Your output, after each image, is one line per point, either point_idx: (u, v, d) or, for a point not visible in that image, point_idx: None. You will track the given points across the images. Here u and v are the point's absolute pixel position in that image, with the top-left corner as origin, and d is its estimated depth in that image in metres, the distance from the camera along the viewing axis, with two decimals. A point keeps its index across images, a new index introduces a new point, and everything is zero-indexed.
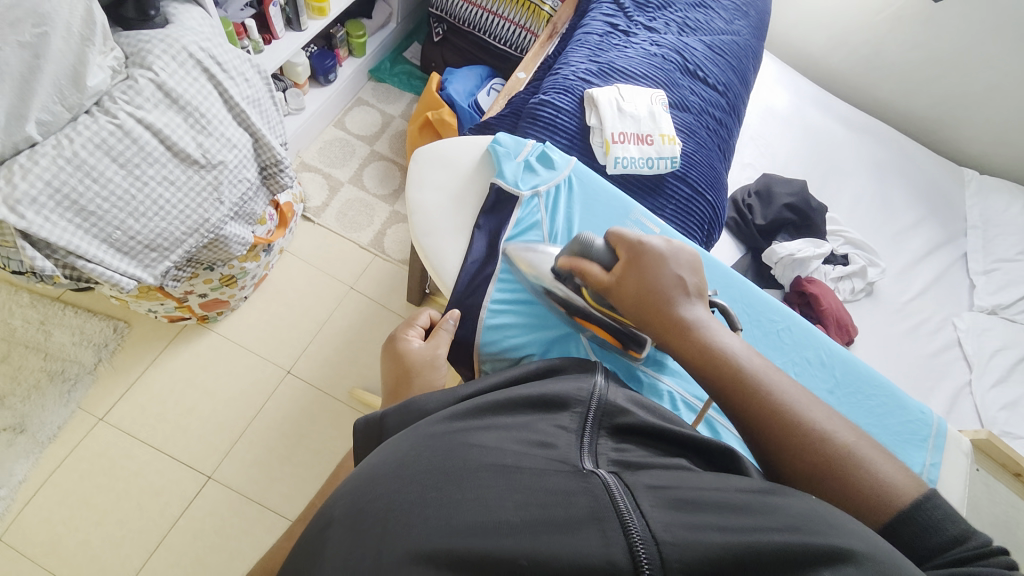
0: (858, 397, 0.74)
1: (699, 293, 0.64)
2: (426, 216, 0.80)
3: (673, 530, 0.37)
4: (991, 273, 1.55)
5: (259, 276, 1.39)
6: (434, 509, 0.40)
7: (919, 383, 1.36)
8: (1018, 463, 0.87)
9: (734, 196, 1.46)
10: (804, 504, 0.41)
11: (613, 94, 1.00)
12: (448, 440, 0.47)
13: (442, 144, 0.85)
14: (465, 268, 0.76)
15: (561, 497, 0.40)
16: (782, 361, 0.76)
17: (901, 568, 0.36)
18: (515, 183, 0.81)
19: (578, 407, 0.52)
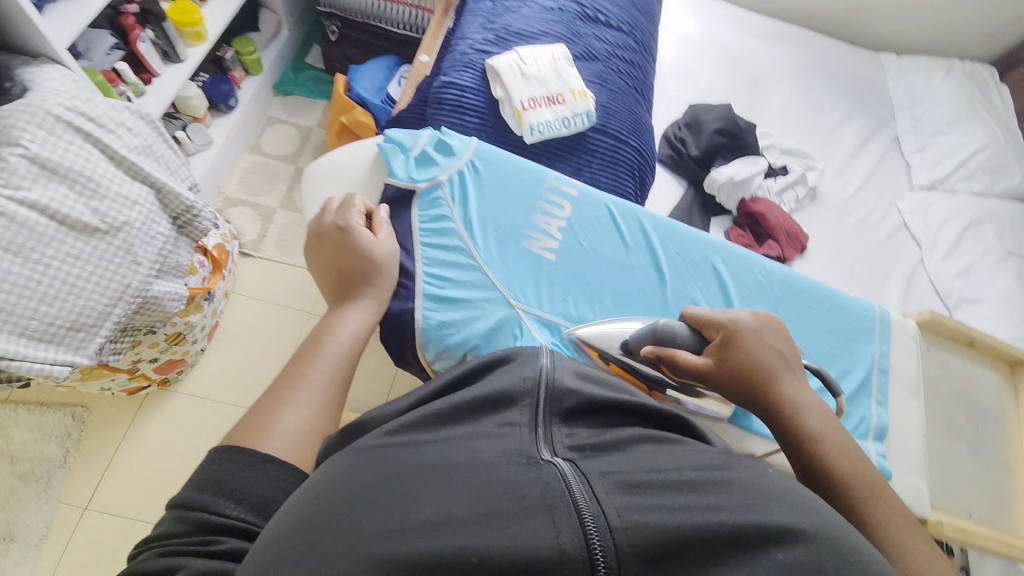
0: (801, 308, 0.76)
1: (792, 365, 0.64)
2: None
3: (623, 515, 0.34)
4: (926, 149, 1.59)
5: (210, 326, 1.34)
6: (379, 513, 0.36)
7: (875, 271, 1.41)
8: (966, 333, 0.83)
9: (665, 132, 1.44)
10: (757, 479, 0.40)
11: (513, 59, 0.96)
12: (399, 447, 0.44)
13: (331, 156, 0.81)
14: None
15: (510, 485, 0.37)
16: (721, 294, 0.76)
17: (842, 543, 0.36)
18: (409, 178, 0.77)
19: (525, 399, 0.48)
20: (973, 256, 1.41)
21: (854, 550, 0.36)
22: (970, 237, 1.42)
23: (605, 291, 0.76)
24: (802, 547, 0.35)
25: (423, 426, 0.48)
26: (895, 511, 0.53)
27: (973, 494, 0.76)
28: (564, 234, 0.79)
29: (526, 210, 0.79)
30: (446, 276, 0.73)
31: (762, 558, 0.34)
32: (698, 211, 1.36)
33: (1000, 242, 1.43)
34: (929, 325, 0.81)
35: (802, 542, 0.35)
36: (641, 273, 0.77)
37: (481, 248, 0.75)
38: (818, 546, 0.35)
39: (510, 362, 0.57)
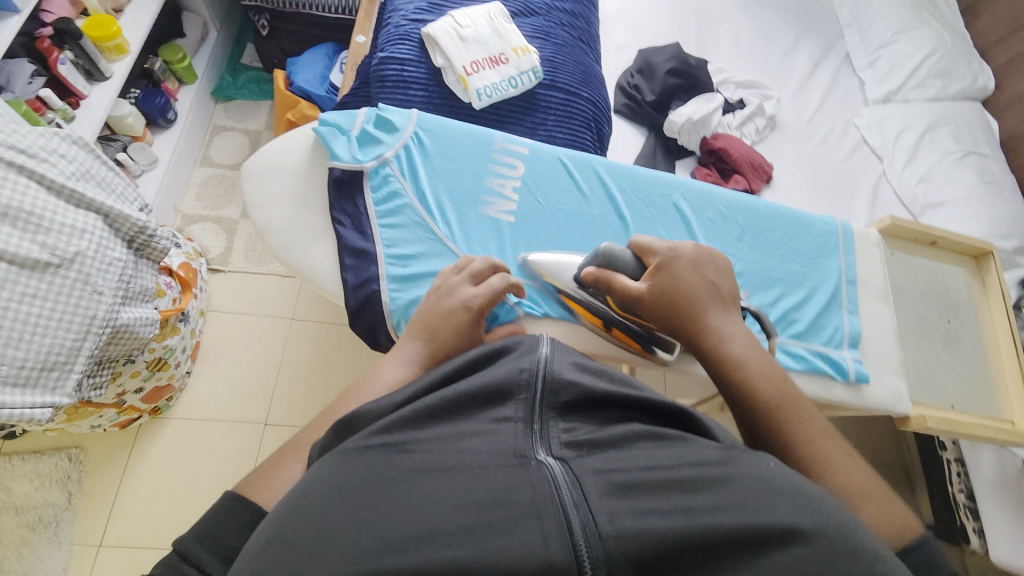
0: (764, 234, 0.77)
1: (726, 298, 0.66)
2: (280, 230, 0.73)
3: (617, 521, 0.33)
4: (876, 62, 1.59)
5: (191, 347, 1.32)
6: (366, 526, 0.33)
7: (841, 191, 1.43)
8: (927, 234, 0.83)
9: (618, 82, 1.41)
10: (761, 472, 0.38)
11: (449, 24, 0.92)
12: (384, 448, 0.39)
13: (269, 147, 0.77)
14: (343, 271, 0.71)
15: (503, 494, 0.34)
16: (685, 231, 0.77)
17: (850, 538, 0.34)
18: (354, 159, 0.75)
19: (522, 394, 0.42)
20: (932, 160, 1.41)
21: (862, 543, 0.34)
22: (930, 143, 1.44)
23: (572, 245, 0.76)
24: (805, 547, 0.33)
25: (414, 422, 0.42)
26: (820, 429, 0.54)
27: (957, 389, 0.77)
28: (520, 194, 0.78)
29: (479, 175, 0.77)
30: (408, 254, 0.71)
31: (758, 559, 0.33)
32: (662, 157, 1.36)
33: (956, 142, 1.43)
34: (891, 231, 0.83)
35: (804, 543, 0.33)
36: (603, 222, 0.77)
37: (441, 221, 0.74)
38: (821, 543, 0.33)
39: (507, 351, 0.49)
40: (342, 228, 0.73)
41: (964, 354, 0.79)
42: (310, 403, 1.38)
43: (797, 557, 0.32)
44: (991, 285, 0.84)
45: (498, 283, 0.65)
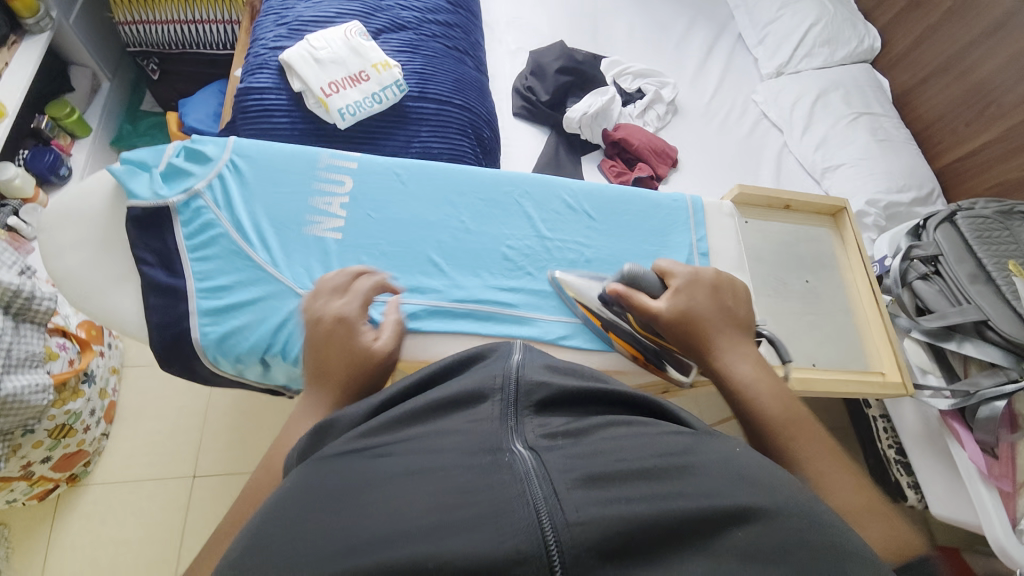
0: (607, 217, 0.84)
1: (741, 321, 0.66)
2: (79, 280, 0.68)
3: (582, 509, 0.29)
4: (766, 38, 1.64)
5: (103, 409, 1.24)
6: (330, 530, 0.30)
7: (746, 166, 1.46)
8: (777, 198, 0.93)
9: (514, 86, 1.41)
10: (725, 459, 0.36)
11: (303, 49, 0.92)
12: (359, 452, 0.37)
13: (61, 194, 0.71)
14: (149, 315, 0.67)
15: (474, 486, 0.31)
16: (532, 224, 0.82)
17: (815, 509, 0.33)
18: (155, 195, 0.71)
19: (496, 394, 0.39)
20: (827, 126, 1.45)
21: (829, 517, 0.33)
22: (824, 109, 1.48)
23: (407, 252, 0.77)
24: (766, 525, 0.31)
25: (397, 426, 0.39)
26: (826, 450, 0.51)
27: (816, 345, 0.86)
28: (348, 209, 0.77)
29: (303, 196, 0.76)
30: (222, 285, 0.69)
31: (722, 538, 0.30)
32: (564, 153, 1.35)
33: (848, 106, 1.48)
34: (742, 200, 0.92)
35: (764, 519, 0.31)
36: (441, 227, 0.79)
37: (261, 248, 0.71)
38: (783, 519, 0.31)
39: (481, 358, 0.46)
40: (147, 268, 0.69)
41: (820, 309, 0.88)
42: (241, 449, 1.32)
43: (758, 532, 0.30)
44: (848, 239, 0.94)
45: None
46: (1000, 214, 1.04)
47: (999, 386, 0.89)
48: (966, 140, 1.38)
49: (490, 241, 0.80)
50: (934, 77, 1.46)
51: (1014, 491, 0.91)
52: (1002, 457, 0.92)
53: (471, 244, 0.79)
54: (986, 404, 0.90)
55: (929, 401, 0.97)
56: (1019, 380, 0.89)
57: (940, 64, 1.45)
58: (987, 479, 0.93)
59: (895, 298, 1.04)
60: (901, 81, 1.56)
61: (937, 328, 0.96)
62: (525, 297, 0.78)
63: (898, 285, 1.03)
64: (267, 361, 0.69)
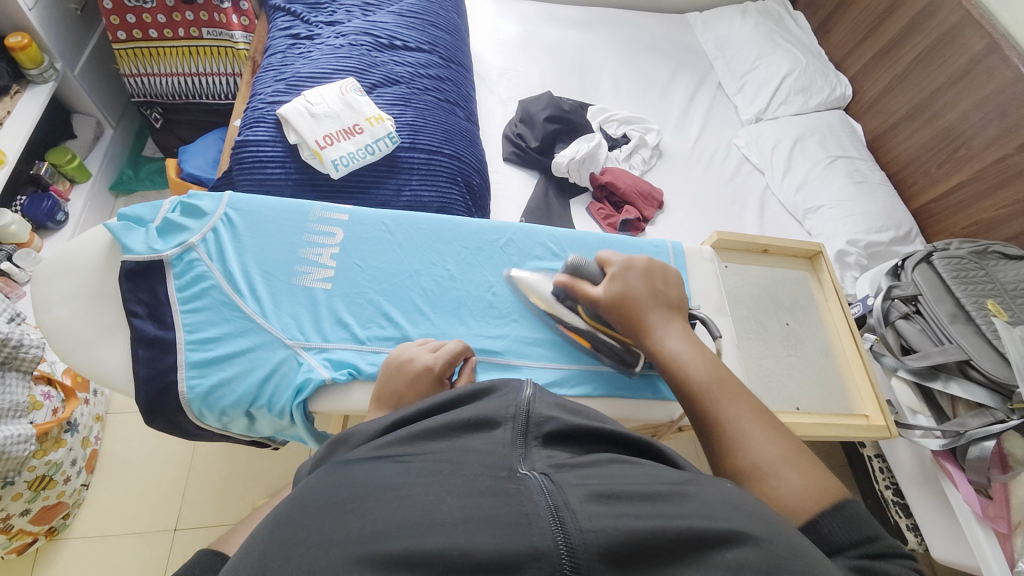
0: None
1: (674, 304, 0.70)
2: (65, 334, 0.69)
3: (594, 518, 0.31)
4: (743, 87, 1.73)
5: (84, 457, 1.22)
6: (351, 525, 0.31)
7: (731, 207, 1.51)
8: (755, 242, 0.97)
9: (505, 133, 1.48)
10: (720, 491, 0.38)
11: (300, 104, 0.97)
12: (377, 460, 0.38)
13: (55, 249, 0.72)
14: (135, 370, 0.67)
15: (493, 493, 0.33)
16: (516, 270, 0.85)
17: (798, 539, 0.35)
18: (150, 249, 0.72)
19: (508, 422, 0.41)
20: (805, 169, 1.51)
21: (811, 549, 0.35)
22: (801, 153, 1.55)
23: (391, 298, 0.78)
24: (758, 551, 0.33)
25: (408, 441, 0.40)
26: (749, 408, 0.57)
27: (800, 390, 0.87)
28: (338, 259, 0.79)
29: (294, 247, 0.78)
30: (211, 337, 0.70)
31: (716, 557, 0.32)
32: (554, 196, 1.40)
33: (824, 149, 1.54)
34: (722, 244, 0.96)
35: (755, 544, 0.33)
36: (426, 275, 0.81)
37: (251, 299, 0.73)
38: (772, 545, 0.33)
39: (490, 389, 0.48)
40: (136, 320, 0.69)
41: (803, 352, 0.91)
42: (227, 497, 1.29)
43: (750, 556, 0.32)
44: (825, 281, 0.97)
45: (453, 346, 0.67)
46: (975, 254, 1.08)
47: (987, 426, 0.89)
48: (938, 182, 1.44)
49: (476, 288, 0.82)
50: (904, 123, 1.54)
51: (1010, 532, 0.89)
52: (996, 498, 0.90)
53: (457, 291, 0.81)
54: (975, 444, 0.90)
55: (920, 441, 0.97)
56: (1007, 420, 0.89)
57: (908, 110, 1.53)
58: (984, 522, 0.92)
59: (879, 338, 1.05)
60: (874, 126, 1.64)
61: (922, 368, 0.97)
62: (509, 344, 0.78)
63: (881, 325, 1.04)
64: (252, 414, 0.69)
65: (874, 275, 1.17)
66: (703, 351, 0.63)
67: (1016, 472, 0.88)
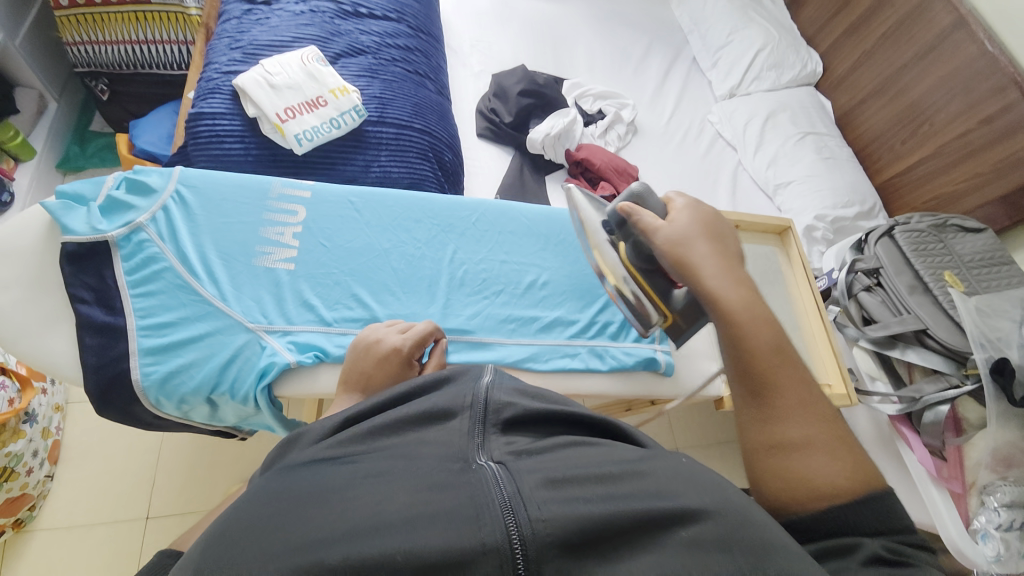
0: (564, 239, 0.87)
1: (734, 254, 0.61)
2: (5, 321, 0.64)
3: (545, 506, 0.31)
4: (718, 62, 1.73)
5: (45, 449, 1.16)
6: (292, 534, 0.31)
7: (705, 183, 1.52)
8: (726, 217, 0.98)
9: (478, 107, 1.44)
10: (672, 465, 0.38)
11: (257, 74, 0.91)
12: (324, 463, 0.37)
13: None
14: (83, 358, 0.64)
15: (445, 488, 0.33)
16: (489, 249, 0.84)
17: (751, 509, 0.36)
18: (92, 229, 0.68)
19: (465, 411, 0.41)
20: (777, 145, 1.53)
21: (760, 514, 0.35)
22: (773, 129, 1.56)
23: (361, 279, 0.76)
24: (710, 525, 0.33)
25: (366, 437, 0.40)
26: (801, 378, 0.50)
27: None
28: (301, 238, 0.76)
29: (253, 226, 0.74)
30: (167, 321, 0.66)
31: (667, 534, 0.32)
32: (528, 173, 1.37)
33: (795, 125, 1.56)
34: None
35: (709, 519, 0.33)
36: (395, 253, 0.79)
37: (209, 282, 0.69)
38: (723, 517, 0.33)
39: (452, 378, 0.48)
40: (83, 306, 0.65)
41: None
42: (200, 484, 1.26)
43: (704, 531, 0.33)
44: (793, 255, 1.00)
45: (421, 326, 0.65)
46: (934, 227, 1.11)
47: (942, 392, 0.95)
48: (902, 156, 1.48)
49: (448, 267, 0.80)
50: (872, 98, 1.57)
51: (964, 492, 0.96)
52: (950, 460, 0.96)
53: (426, 271, 0.79)
54: (930, 410, 0.95)
55: (878, 406, 1.02)
56: (961, 385, 0.94)
57: (876, 86, 1.55)
58: (938, 482, 0.98)
59: (844, 309, 1.10)
60: (842, 102, 1.67)
61: (882, 338, 1.02)
62: (482, 322, 0.77)
63: (845, 297, 1.10)
64: (214, 401, 0.66)
65: (840, 250, 1.21)
66: (765, 310, 0.54)
67: (968, 435, 0.94)
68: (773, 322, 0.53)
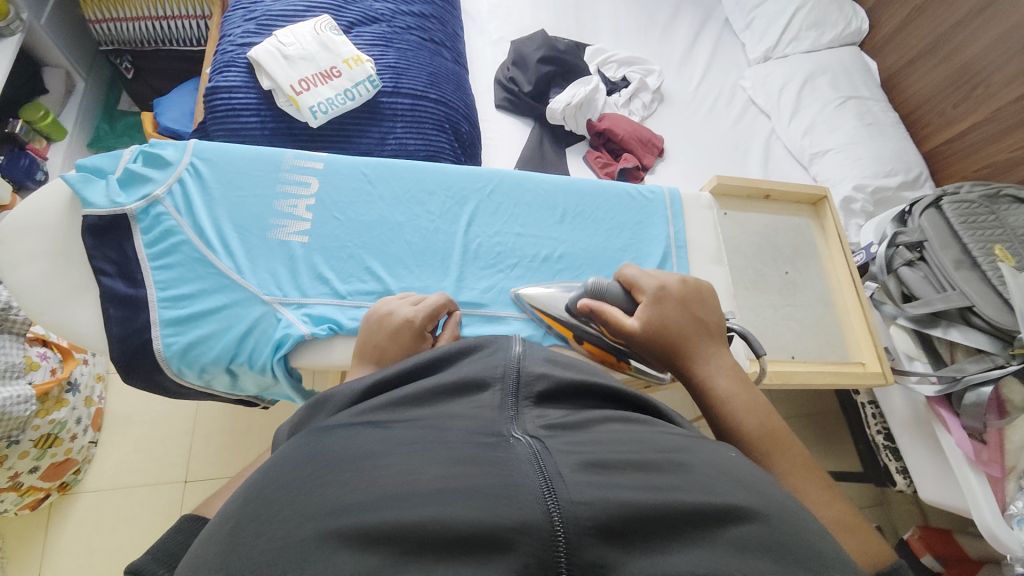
0: (583, 212, 0.85)
1: (714, 332, 0.63)
2: (34, 292, 0.66)
3: (585, 489, 0.30)
4: (752, 23, 1.61)
5: (90, 415, 1.23)
6: (324, 498, 0.30)
7: (735, 152, 1.44)
8: (757, 188, 0.93)
9: (496, 77, 1.39)
10: (719, 461, 0.37)
11: (270, 45, 0.90)
12: (359, 426, 0.37)
13: (14, 210, 0.69)
14: (108, 330, 0.66)
15: (480, 463, 0.32)
16: (504, 222, 0.82)
17: (803, 513, 0.34)
18: (111, 203, 0.69)
19: (497, 383, 0.40)
20: (814, 111, 1.43)
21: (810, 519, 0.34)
22: (811, 94, 1.46)
23: (378, 253, 0.75)
24: (762, 526, 0.31)
25: (388, 408, 0.39)
26: (801, 464, 0.51)
27: (800, 339, 0.86)
28: (314, 211, 0.76)
29: (267, 199, 0.75)
30: (185, 294, 0.68)
31: (719, 533, 0.30)
32: (548, 145, 1.33)
33: (835, 90, 1.46)
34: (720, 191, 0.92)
35: (760, 520, 0.31)
36: (409, 227, 0.78)
37: (224, 255, 0.70)
38: (775, 520, 0.32)
39: (480, 348, 0.47)
40: (105, 278, 0.67)
41: (802, 302, 0.89)
42: (233, 451, 1.32)
43: (754, 532, 0.31)
44: (828, 228, 0.94)
45: (433, 298, 0.65)
46: (986, 197, 1.03)
47: (985, 372, 0.89)
48: (953, 122, 1.36)
49: (463, 241, 0.79)
50: (922, 59, 1.44)
51: (1003, 477, 0.92)
52: (990, 443, 0.92)
53: (439, 244, 0.78)
54: (973, 389, 0.90)
55: (915, 387, 0.98)
56: (1006, 365, 0.88)
57: (927, 45, 1.42)
58: (975, 465, 0.93)
59: (880, 286, 1.04)
60: (890, 64, 1.54)
61: (922, 316, 0.96)
62: (496, 296, 0.77)
63: (884, 272, 1.03)
64: (233, 371, 0.68)
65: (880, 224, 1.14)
66: (754, 397, 0.57)
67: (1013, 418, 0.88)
68: (761, 409, 0.55)
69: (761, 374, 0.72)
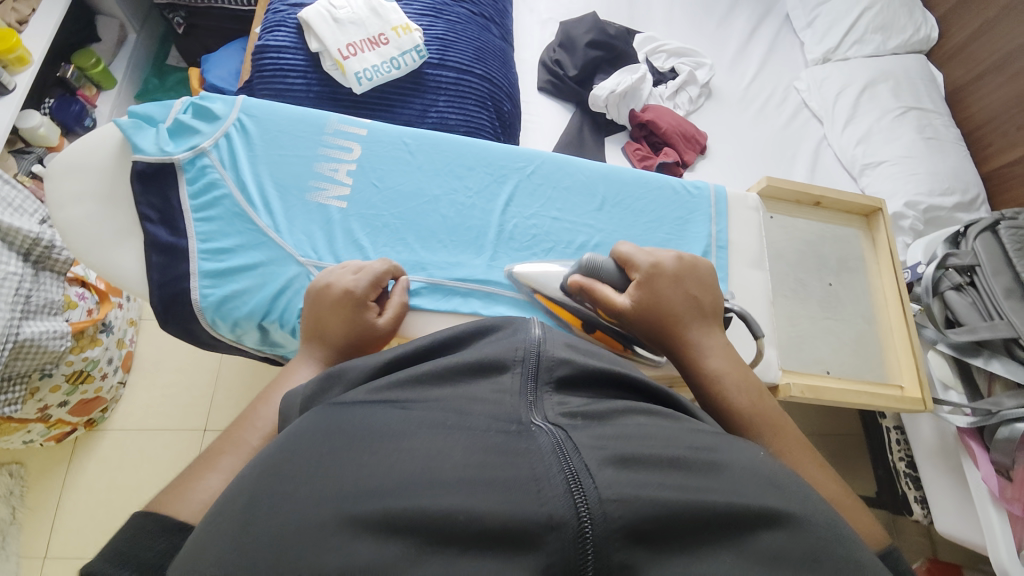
0: (622, 202, 0.82)
1: (709, 310, 0.63)
2: (81, 232, 0.68)
3: (616, 487, 0.29)
4: (814, 22, 1.54)
5: (120, 357, 1.28)
6: (347, 475, 0.30)
7: (781, 157, 1.38)
8: (807, 194, 0.89)
9: (541, 58, 1.36)
10: (752, 461, 0.36)
11: (322, 7, 0.89)
12: (377, 403, 0.37)
13: (69, 151, 0.71)
14: (150, 276, 0.68)
15: (502, 453, 0.32)
16: (540, 205, 0.80)
17: (838, 523, 0.33)
18: (161, 151, 0.71)
19: (518, 366, 0.39)
20: (871, 120, 1.36)
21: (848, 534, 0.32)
22: (869, 102, 1.38)
23: (412, 225, 0.75)
24: (793, 534, 0.30)
25: (410, 381, 0.39)
26: (797, 443, 0.53)
27: (832, 355, 0.83)
28: (354, 177, 0.76)
29: (307, 160, 0.75)
30: (226, 247, 0.69)
31: (749, 539, 0.30)
32: (588, 133, 1.30)
33: (896, 99, 1.38)
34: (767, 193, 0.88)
35: (792, 526, 0.30)
36: (445, 200, 0.78)
37: (264, 212, 0.71)
38: (810, 527, 0.31)
39: (497, 329, 0.46)
40: (149, 224, 0.69)
41: (840, 317, 0.86)
42: None
43: (784, 540, 0.30)
44: (880, 241, 0.90)
45: (377, 266, 0.65)
46: None
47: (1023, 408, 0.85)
48: (1017, 145, 1.28)
49: (497, 220, 0.78)
50: (991, 74, 1.35)
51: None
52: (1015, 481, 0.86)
53: (474, 221, 0.78)
54: (1006, 425, 0.85)
55: (947, 417, 0.94)
56: None
57: (998, 60, 1.33)
58: (998, 502, 0.89)
59: (923, 307, 0.99)
60: (956, 76, 1.45)
61: (965, 343, 0.91)
62: None
63: (929, 294, 0.97)
64: (265, 327, 0.69)
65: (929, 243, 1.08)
66: (746, 376, 0.57)
67: None
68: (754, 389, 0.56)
69: (756, 358, 0.71)
